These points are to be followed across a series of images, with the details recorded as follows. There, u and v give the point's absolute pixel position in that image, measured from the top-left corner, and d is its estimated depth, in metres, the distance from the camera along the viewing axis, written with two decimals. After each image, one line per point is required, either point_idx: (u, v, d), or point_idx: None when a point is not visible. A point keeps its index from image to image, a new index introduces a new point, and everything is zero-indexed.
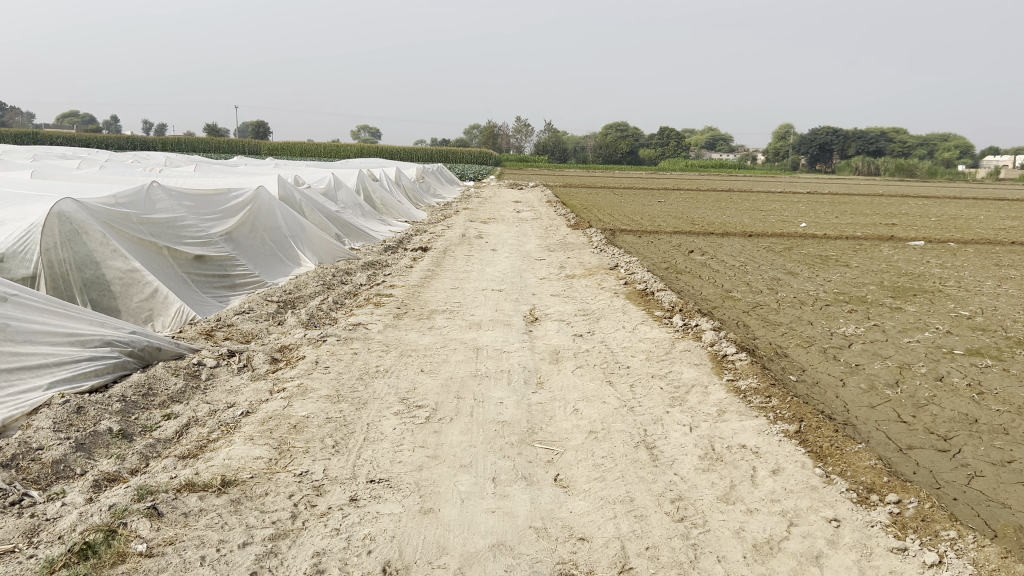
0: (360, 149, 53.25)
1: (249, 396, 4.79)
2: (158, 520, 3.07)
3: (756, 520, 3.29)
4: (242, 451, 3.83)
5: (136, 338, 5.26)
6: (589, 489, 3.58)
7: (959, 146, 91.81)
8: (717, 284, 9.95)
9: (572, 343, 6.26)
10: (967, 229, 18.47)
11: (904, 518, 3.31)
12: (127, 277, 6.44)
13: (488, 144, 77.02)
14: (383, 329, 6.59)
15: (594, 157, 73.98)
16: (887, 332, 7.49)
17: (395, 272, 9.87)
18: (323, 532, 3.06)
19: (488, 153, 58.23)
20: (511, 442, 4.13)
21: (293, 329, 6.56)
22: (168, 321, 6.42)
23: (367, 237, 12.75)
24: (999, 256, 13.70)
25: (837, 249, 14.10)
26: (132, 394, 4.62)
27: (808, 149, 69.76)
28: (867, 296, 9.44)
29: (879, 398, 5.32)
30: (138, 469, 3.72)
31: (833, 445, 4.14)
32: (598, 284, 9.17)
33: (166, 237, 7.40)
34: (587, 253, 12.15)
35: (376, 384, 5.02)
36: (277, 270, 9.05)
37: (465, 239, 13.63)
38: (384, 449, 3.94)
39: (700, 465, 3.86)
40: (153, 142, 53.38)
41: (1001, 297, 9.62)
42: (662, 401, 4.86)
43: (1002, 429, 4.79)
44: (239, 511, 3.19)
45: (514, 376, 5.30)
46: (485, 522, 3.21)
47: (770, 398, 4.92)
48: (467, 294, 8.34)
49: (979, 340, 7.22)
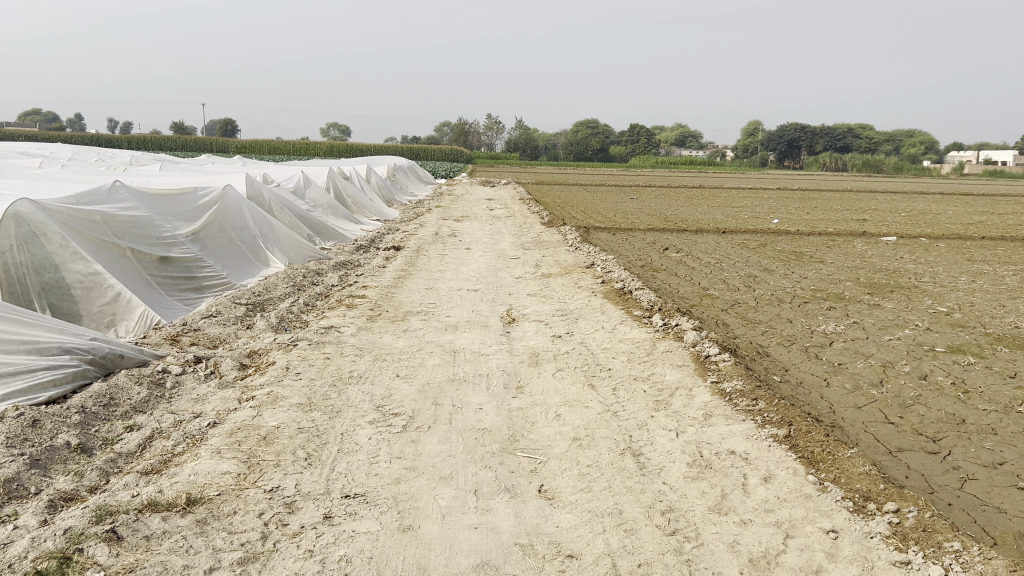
0: (329, 147, 52.68)
1: (216, 405, 4.58)
2: (117, 544, 2.87)
3: (751, 532, 3.15)
4: (209, 466, 3.62)
5: (96, 346, 5.01)
6: (575, 501, 3.42)
7: (924, 142, 92.85)
8: (694, 282, 9.84)
9: (552, 345, 6.09)
10: (937, 225, 18.61)
11: (904, 528, 3.20)
12: (88, 280, 6.18)
13: (458, 141, 76.74)
14: (356, 332, 6.38)
15: (566, 155, 73.88)
16: (867, 329, 7.41)
17: (367, 273, 9.66)
18: (296, 554, 2.87)
19: (459, 150, 58.04)
20: (491, 451, 3.96)
21: (262, 333, 6.32)
22: (132, 326, 6.16)
23: (338, 236, 12.50)
24: (971, 251, 13.77)
25: (811, 245, 14.11)
26: (92, 405, 4.39)
27: (777, 146, 70.43)
28: (844, 293, 9.38)
29: (865, 399, 5.22)
30: (97, 487, 3.50)
31: (825, 450, 4.02)
32: (575, 283, 9.03)
33: (129, 238, 7.13)
34: (562, 251, 12.00)
35: (349, 391, 4.83)
36: (245, 271, 8.81)
37: (438, 238, 13.43)
38: (360, 461, 3.76)
39: (689, 472, 3.73)
40: (118, 141, 52.51)
41: (976, 292, 9.62)
42: (646, 405, 4.72)
43: (990, 430, 4.70)
44: (205, 533, 2.99)
45: (493, 380, 5.14)
46: (468, 540, 3.04)
47: (756, 401, 4.80)
48: (443, 295, 8.16)
49: (959, 337, 7.16)
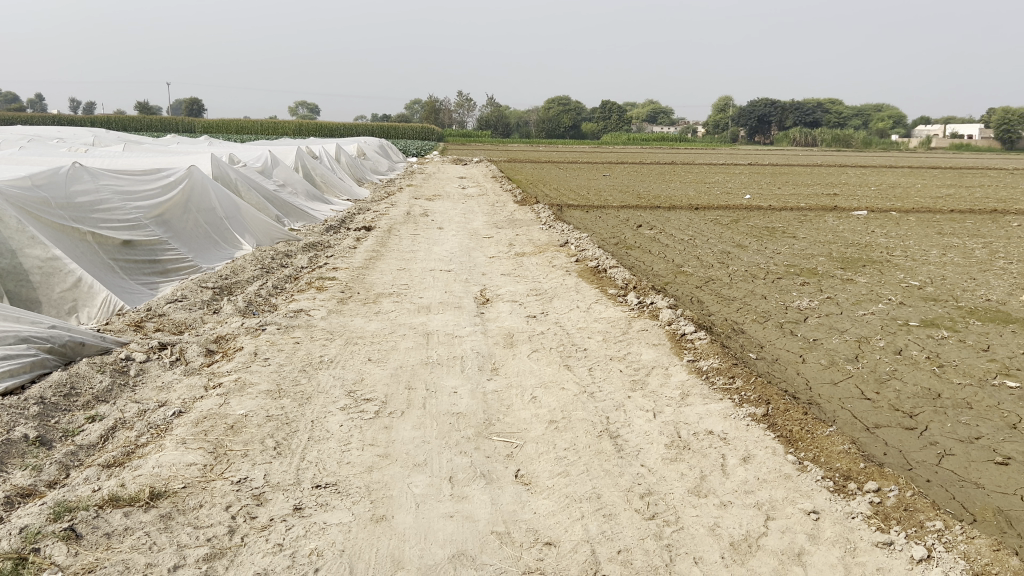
0: (298, 126, 52.02)
1: (181, 393, 4.44)
2: (75, 543, 2.75)
3: (730, 514, 3.10)
4: (173, 457, 3.50)
5: (55, 334, 4.85)
6: (552, 486, 3.35)
7: (892, 116, 93.58)
8: (668, 260, 9.78)
9: (527, 325, 6.01)
10: (907, 198, 18.72)
11: (886, 508, 3.16)
12: (47, 266, 5.98)
13: (428, 118, 76.10)
14: (327, 315, 6.26)
15: (538, 132, 73.57)
16: (841, 304, 7.41)
17: (337, 254, 9.50)
18: (265, 549, 2.78)
19: (430, 128, 57.56)
20: (467, 436, 3.87)
21: (229, 317, 6.18)
22: (95, 313, 5.99)
23: (307, 217, 12.31)
24: (940, 225, 13.86)
25: (784, 221, 14.12)
26: (51, 395, 4.25)
27: (747, 121, 70.69)
28: (817, 268, 9.37)
29: (841, 374, 5.19)
30: (56, 482, 3.37)
31: (804, 428, 3.98)
32: (550, 262, 8.94)
33: (89, 221, 6.93)
34: (535, 229, 11.91)
35: (320, 376, 4.72)
36: (212, 254, 8.61)
37: (409, 217, 13.29)
38: (331, 449, 3.65)
39: (667, 454, 3.67)
40: (81, 121, 51.46)
41: (948, 266, 9.65)
42: (623, 386, 4.66)
43: (966, 404, 4.69)
44: (170, 529, 2.88)
45: (467, 363, 5.05)
46: (443, 530, 2.96)
47: (733, 378, 4.76)
48: (415, 276, 8.03)
49: (932, 310, 7.18)
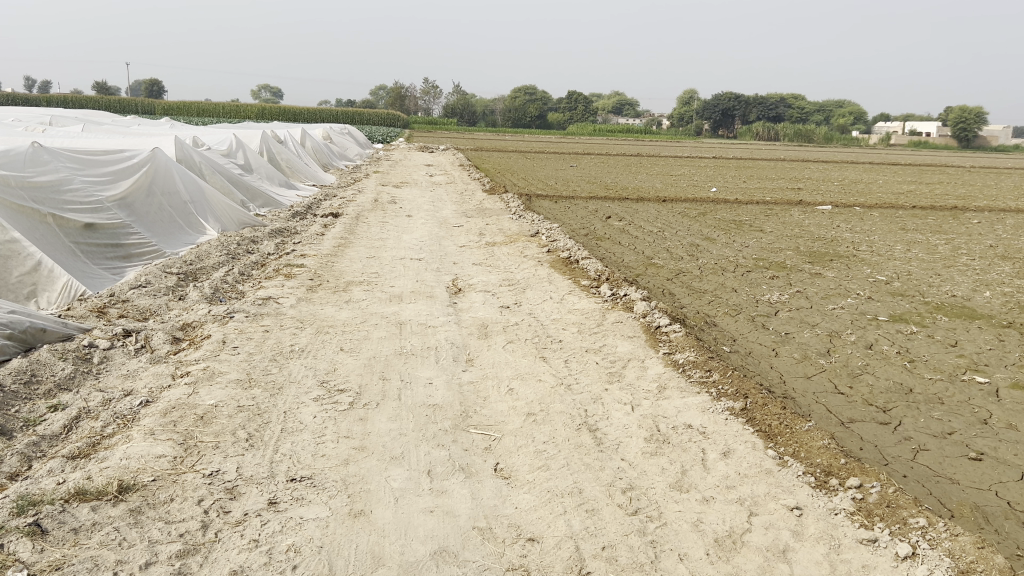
0: (262, 110, 51.32)
1: (148, 382, 4.32)
2: (41, 539, 2.64)
3: (714, 510, 3.08)
4: (142, 449, 3.38)
5: (15, 319, 4.68)
6: (533, 480, 3.30)
7: (854, 112, 94.92)
8: (638, 251, 9.78)
9: (501, 316, 5.94)
10: (870, 194, 18.98)
11: (868, 504, 3.17)
12: (5, 249, 5.78)
13: (394, 105, 75.46)
14: (296, 303, 6.13)
15: (504, 120, 73.35)
16: (811, 298, 7.46)
17: (305, 241, 9.34)
18: (241, 545, 2.69)
19: (396, 115, 57.11)
20: (443, 429, 3.81)
21: (196, 304, 6.03)
22: (55, 298, 5.81)
23: (273, 203, 12.10)
24: (903, 220, 14.06)
25: (750, 214, 14.22)
26: (11, 383, 4.10)
27: (712, 115, 71.23)
28: (786, 262, 9.42)
29: (814, 368, 5.22)
30: (17, 474, 3.23)
31: (782, 423, 3.98)
32: (521, 252, 8.89)
33: (49, 203, 6.72)
34: (505, 219, 11.84)
35: (291, 366, 4.61)
36: (176, 238, 8.42)
37: (377, 205, 13.15)
38: (305, 441, 3.57)
39: (647, 448, 3.64)
40: (37, 100, 50.28)
41: (913, 261, 9.78)
42: (600, 378, 4.62)
43: (938, 399, 4.73)
44: (140, 524, 2.78)
45: (442, 354, 4.97)
46: (424, 525, 2.89)
47: (710, 372, 4.74)
48: (385, 264, 7.92)
49: (900, 305, 7.26)
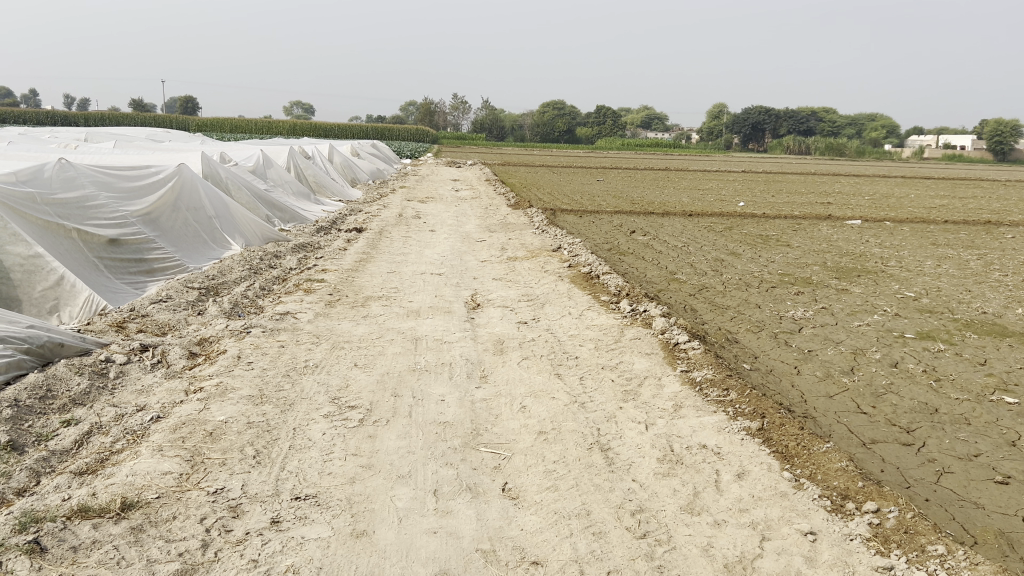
0: (293, 126, 51.92)
1: (161, 397, 4.32)
2: (39, 557, 2.63)
3: (725, 534, 3.00)
4: (148, 465, 3.37)
5: (33, 334, 4.70)
6: (541, 501, 3.24)
7: (886, 125, 93.85)
8: (661, 266, 9.69)
9: (518, 332, 5.89)
10: (901, 208, 18.69)
11: (885, 530, 3.08)
12: (29, 264, 5.84)
13: (423, 120, 75.94)
14: (313, 319, 6.13)
15: (532, 136, 73.51)
16: (836, 314, 7.33)
17: (327, 256, 9.37)
18: (239, 565, 2.66)
19: (424, 130, 57.43)
20: (453, 447, 3.76)
21: (214, 319, 6.05)
22: (76, 312, 5.85)
23: (298, 218, 12.16)
24: (935, 235, 13.81)
25: (777, 229, 14.06)
26: (26, 398, 4.11)
27: (741, 129, 70.83)
28: (812, 278, 9.27)
29: (837, 388, 5.09)
30: (25, 490, 3.23)
31: (799, 444, 3.88)
32: (542, 267, 8.83)
33: (74, 219, 6.79)
34: (528, 233, 11.80)
35: (304, 382, 4.59)
36: (199, 253, 8.47)
37: (401, 220, 13.18)
38: (312, 459, 3.53)
39: (659, 469, 3.56)
40: (74, 118, 51.27)
41: (943, 277, 9.59)
42: (615, 396, 4.54)
43: (964, 420, 4.60)
44: (140, 542, 2.76)
45: (456, 370, 4.93)
46: (426, 547, 2.84)
47: (727, 391, 4.65)
48: (405, 279, 7.91)
49: (928, 322, 7.10)
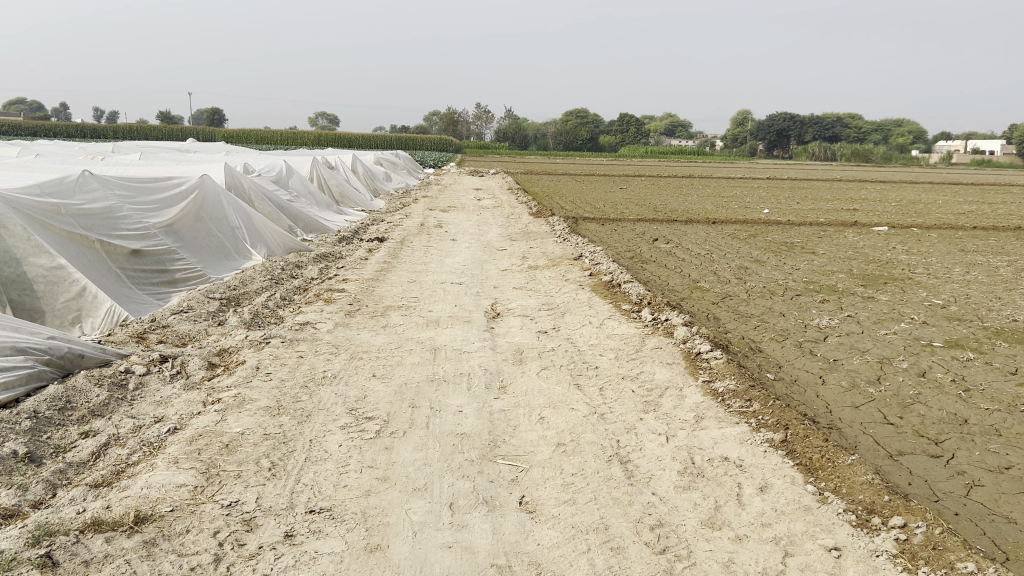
0: (317, 136, 52.28)
1: (179, 409, 4.31)
2: (50, 572, 2.61)
3: (747, 550, 2.93)
4: (163, 478, 3.35)
5: (54, 346, 4.72)
6: (558, 515, 3.18)
7: (913, 130, 92.88)
8: (684, 275, 9.59)
9: (537, 341, 5.84)
10: (928, 215, 18.43)
11: (913, 546, 2.99)
12: (51, 275, 5.87)
13: (446, 130, 76.15)
14: (333, 329, 6.11)
15: (555, 144, 73.47)
16: (862, 323, 7.20)
17: (348, 265, 9.38)
18: None
19: (447, 140, 57.56)
20: (470, 459, 3.71)
21: (234, 330, 6.05)
22: (98, 323, 5.87)
23: (320, 228, 12.20)
24: (963, 241, 13.59)
25: (803, 236, 13.89)
26: (46, 409, 4.13)
27: (765, 135, 70.34)
28: (837, 285, 9.13)
29: (863, 398, 4.99)
30: (41, 502, 3.23)
31: (824, 456, 3.80)
32: (563, 275, 8.77)
33: (98, 229, 6.84)
34: (550, 242, 11.74)
35: (322, 393, 4.56)
36: (221, 263, 8.51)
37: (423, 229, 13.18)
38: (328, 471, 3.50)
39: (680, 482, 3.49)
40: (102, 132, 51.99)
41: (971, 284, 9.41)
42: (635, 407, 4.47)
43: (994, 431, 4.47)
44: (152, 556, 2.74)
45: (474, 380, 4.89)
46: (440, 562, 2.79)
47: (750, 402, 4.56)
48: (425, 288, 7.88)
49: (957, 330, 6.95)
